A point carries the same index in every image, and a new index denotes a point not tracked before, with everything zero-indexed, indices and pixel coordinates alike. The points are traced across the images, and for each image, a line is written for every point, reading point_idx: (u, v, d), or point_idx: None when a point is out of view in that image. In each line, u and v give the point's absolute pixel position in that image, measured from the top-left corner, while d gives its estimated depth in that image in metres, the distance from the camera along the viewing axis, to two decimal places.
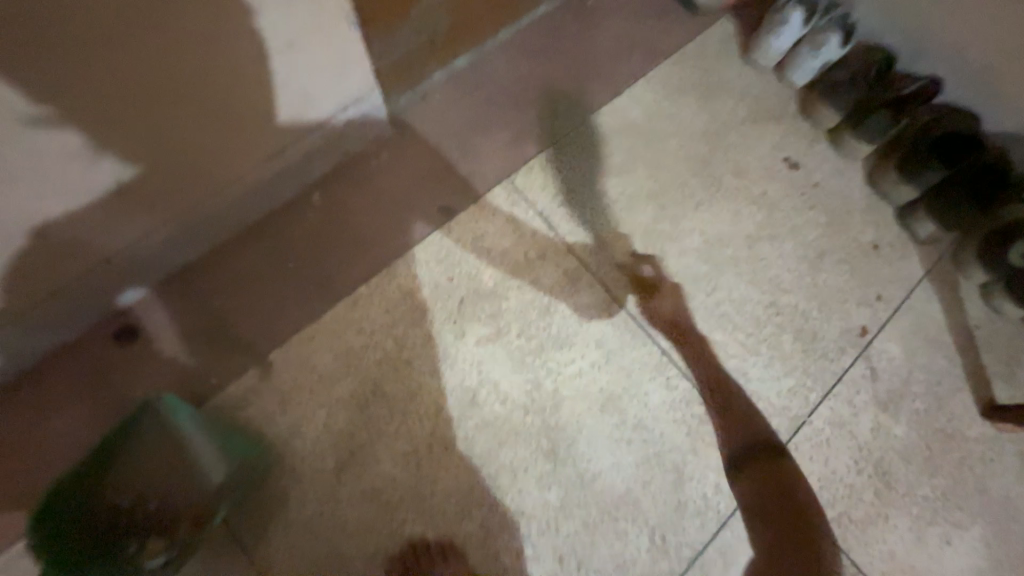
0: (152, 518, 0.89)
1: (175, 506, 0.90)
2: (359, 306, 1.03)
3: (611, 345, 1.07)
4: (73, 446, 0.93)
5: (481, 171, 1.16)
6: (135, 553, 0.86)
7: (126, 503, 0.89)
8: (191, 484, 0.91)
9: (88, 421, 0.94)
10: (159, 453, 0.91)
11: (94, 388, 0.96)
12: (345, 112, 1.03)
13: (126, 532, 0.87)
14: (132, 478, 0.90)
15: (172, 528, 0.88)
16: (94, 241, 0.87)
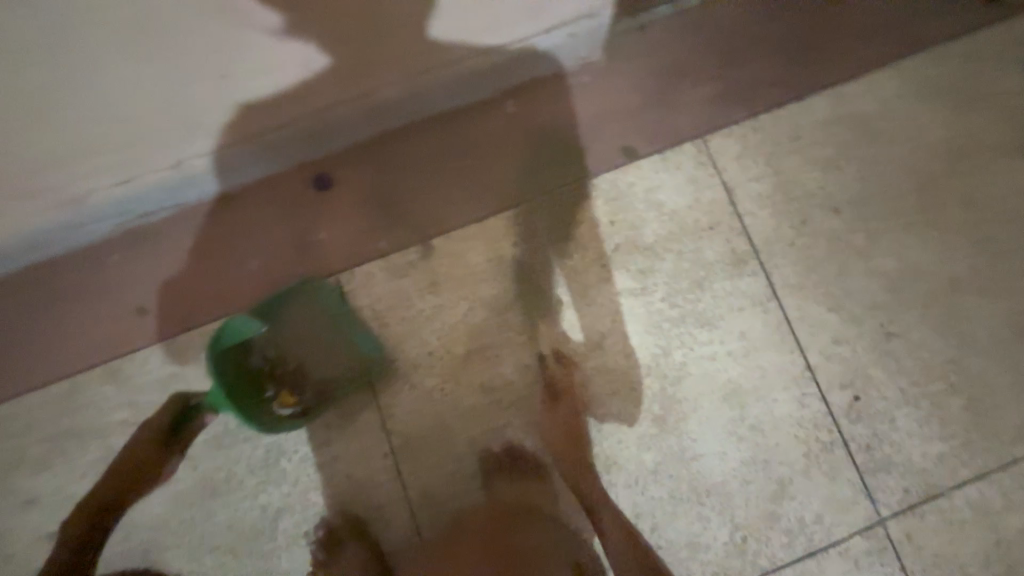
0: (288, 375, 0.98)
1: (309, 373, 0.99)
2: (522, 221, 1.05)
3: (755, 341, 1.01)
4: (258, 266, 1.04)
5: (677, 122, 1.09)
6: (271, 399, 0.95)
7: (272, 355, 0.98)
8: (327, 359, 1.00)
9: (272, 248, 1.04)
10: (310, 323, 1.00)
11: (283, 222, 1.06)
12: (566, 26, 0.99)
13: (266, 378, 0.96)
14: (284, 337, 0.99)
15: (303, 389, 0.98)
16: (330, 91, 0.91)
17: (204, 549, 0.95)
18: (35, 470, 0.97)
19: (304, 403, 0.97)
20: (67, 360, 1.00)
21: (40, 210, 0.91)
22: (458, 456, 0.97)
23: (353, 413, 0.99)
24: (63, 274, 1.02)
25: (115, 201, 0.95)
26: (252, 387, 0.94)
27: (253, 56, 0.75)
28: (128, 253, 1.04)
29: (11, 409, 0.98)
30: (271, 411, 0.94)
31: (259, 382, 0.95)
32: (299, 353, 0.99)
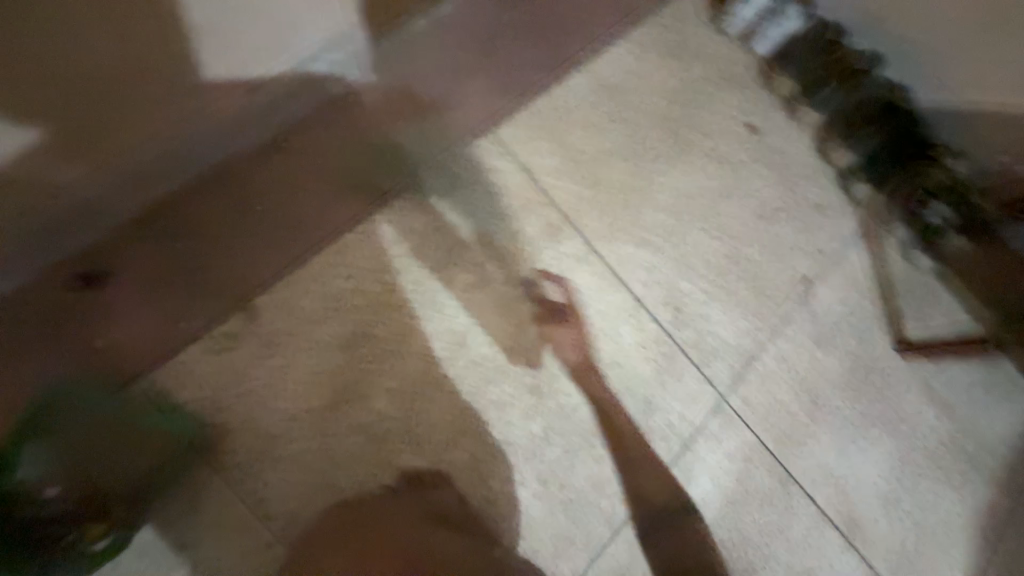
0: (86, 505, 0.85)
1: (108, 489, 0.87)
2: (345, 251, 1.03)
3: (589, 291, 1.14)
4: (46, 392, 0.89)
5: (465, 121, 1.17)
6: (76, 540, 0.83)
7: (57, 493, 0.85)
8: (119, 465, 0.88)
9: (66, 367, 0.91)
10: (84, 436, 0.88)
11: (65, 337, 0.92)
12: (329, 51, 1.00)
13: (63, 521, 0.84)
14: (53, 470, 0.86)
15: (109, 510, 0.85)
16: (57, 176, 0.79)
17: None
18: None
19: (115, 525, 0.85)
20: None
21: None
22: (355, 504, 0.93)
23: (224, 509, 0.90)
24: None
25: None
26: (41, 542, 0.82)
27: None
28: None
29: None
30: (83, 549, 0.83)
31: (52, 532, 0.83)
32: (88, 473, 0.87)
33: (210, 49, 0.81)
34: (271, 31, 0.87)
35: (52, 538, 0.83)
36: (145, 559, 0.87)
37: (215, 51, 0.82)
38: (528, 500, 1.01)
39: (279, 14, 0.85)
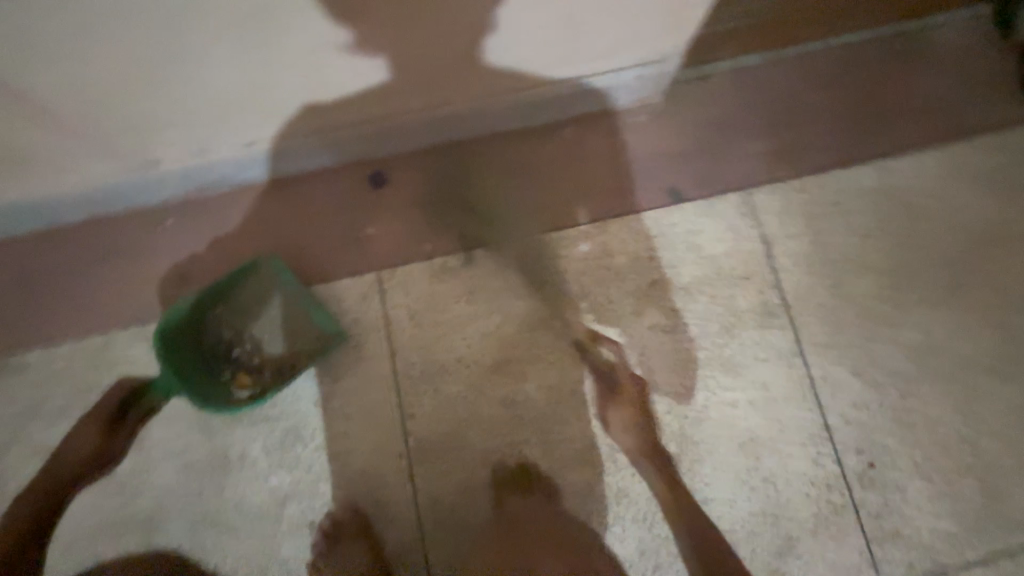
0: (245, 357, 0.99)
1: (266, 353, 0.99)
2: (564, 244, 1.07)
3: (777, 395, 1.02)
4: (298, 249, 1.05)
5: (724, 172, 1.12)
6: (228, 380, 0.97)
7: (230, 337, 0.99)
8: (282, 339, 0.99)
9: (316, 238, 1.06)
10: (267, 302, 1.00)
11: (325, 216, 1.07)
12: (639, 67, 1.03)
13: (224, 362, 0.98)
14: (235, 317, 0.99)
15: (261, 369, 0.98)
16: (406, 95, 0.95)
17: (206, 524, 0.94)
18: (50, 421, 0.96)
19: (259, 386, 0.97)
20: (105, 316, 1.01)
21: (116, 168, 0.94)
22: (471, 465, 0.97)
23: (373, 408, 0.99)
24: (117, 231, 1.05)
25: (185, 169, 0.98)
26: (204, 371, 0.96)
27: (339, 55, 0.80)
28: (178, 222, 1.05)
29: (42, 354, 0.99)
30: (229, 391, 0.95)
31: (214, 366, 0.97)
32: (257, 333, 0.99)
33: (528, 49, 0.90)
34: (615, 38, 0.93)
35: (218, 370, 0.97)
36: (300, 416, 0.98)
37: (534, 49, 0.90)
38: (619, 563, 0.94)
39: (633, 25, 0.90)
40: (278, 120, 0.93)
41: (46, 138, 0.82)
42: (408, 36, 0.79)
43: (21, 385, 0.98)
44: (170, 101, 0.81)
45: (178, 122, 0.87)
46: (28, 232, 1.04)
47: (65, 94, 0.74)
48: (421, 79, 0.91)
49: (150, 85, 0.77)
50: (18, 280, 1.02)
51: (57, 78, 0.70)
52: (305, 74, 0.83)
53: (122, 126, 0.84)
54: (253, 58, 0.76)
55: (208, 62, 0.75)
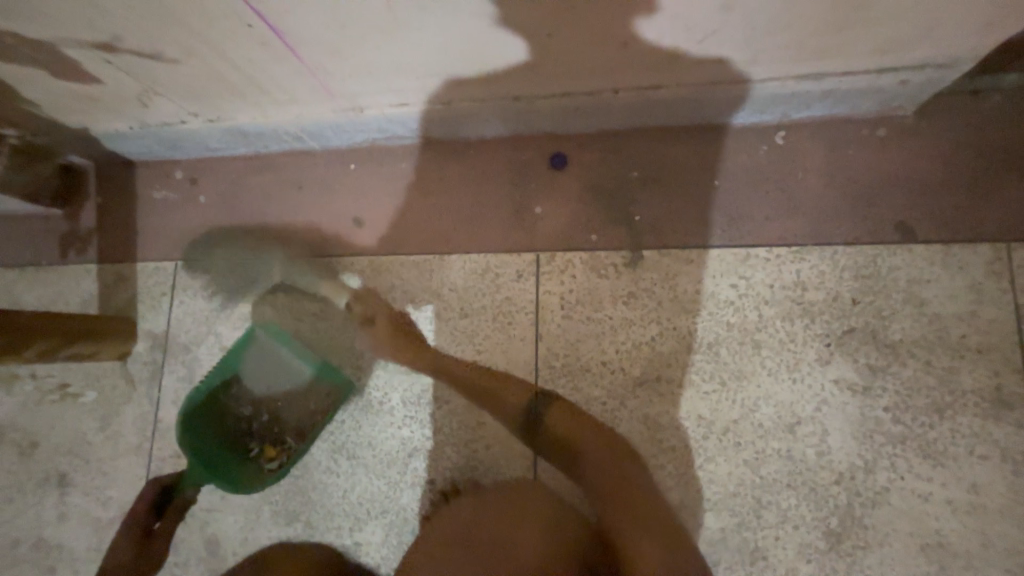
0: (265, 429, 1.02)
1: (286, 421, 1.03)
2: (749, 264, 0.94)
3: (988, 502, 0.82)
4: (467, 216, 1.04)
5: (981, 215, 0.89)
6: (255, 457, 1.00)
7: (249, 413, 1.03)
8: (299, 407, 1.03)
9: (484, 208, 1.04)
10: (278, 377, 1.04)
11: (497, 187, 1.04)
12: (910, 72, 0.83)
13: (248, 436, 1.02)
14: (252, 393, 1.03)
15: (284, 438, 1.02)
16: (621, 74, 0.86)
17: (342, 454, 1.01)
18: (235, 327, 1.09)
19: (286, 455, 1.00)
20: (288, 244, 1.10)
21: (327, 109, 0.98)
22: None
23: None
24: (310, 168, 1.12)
25: (383, 118, 1.00)
26: (232, 453, 0.99)
27: (569, 22, 0.73)
28: (362, 167, 1.10)
29: (236, 266, 1.11)
30: (259, 467, 0.99)
31: (238, 444, 1.01)
32: (274, 405, 1.03)
33: (773, 39, 0.76)
34: (906, 31, 0.74)
35: (244, 447, 1.01)
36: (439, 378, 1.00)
37: (779, 40, 0.77)
38: None
39: (942, 14, 0.71)
40: (480, 86, 0.90)
41: (284, 74, 0.87)
42: (662, 4, 0.69)
43: (218, 289, 1.11)
44: (398, 53, 0.81)
45: (396, 73, 0.87)
46: (241, 157, 1.15)
47: (317, 33, 0.76)
48: (646, 58, 0.82)
49: (388, 33, 0.76)
50: (227, 196, 1.15)
51: (318, 17, 0.72)
52: (534, 39, 0.77)
53: (349, 71, 0.86)
54: (491, 17, 0.72)
55: (450, 16, 0.72)
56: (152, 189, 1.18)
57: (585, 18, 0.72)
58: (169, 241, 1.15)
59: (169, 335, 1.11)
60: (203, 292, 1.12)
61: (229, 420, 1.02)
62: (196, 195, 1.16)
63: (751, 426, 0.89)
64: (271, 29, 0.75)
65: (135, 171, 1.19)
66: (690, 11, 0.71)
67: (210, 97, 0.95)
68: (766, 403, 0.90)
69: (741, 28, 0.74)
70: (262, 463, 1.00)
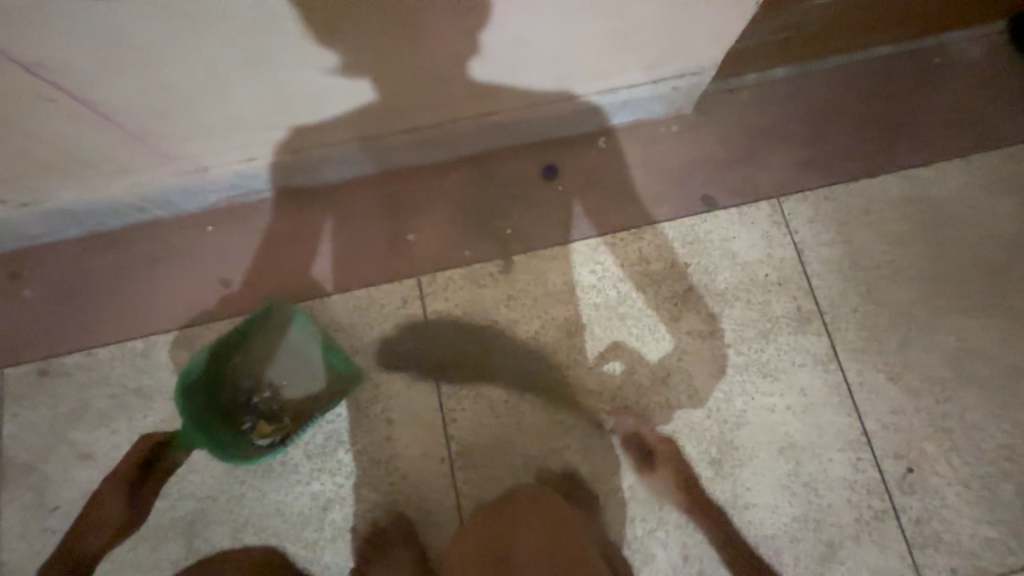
0: (264, 404, 0.96)
1: (286, 399, 0.97)
2: (602, 251, 1.08)
3: (815, 399, 1.03)
4: (340, 256, 1.06)
5: (756, 180, 1.14)
6: (249, 431, 0.94)
7: (249, 385, 0.97)
8: (304, 387, 0.97)
9: (357, 245, 1.07)
10: (288, 349, 0.98)
11: (365, 223, 1.08)
12: (677, 79, 1.05)
13: (243, 410, 0.95)
14: (255, 366, 0.97)
15: (282, 415, 0.96)
16: (457, 105, 0.97)
17: (249, 531, 0.93)
18: (93, 426, 0.96)
19: (281, 434, 0.94)
20: (146, 321, 1.02)
21: (170, 174, 0.95)
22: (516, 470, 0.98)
23: (416, 415, 0.99)
24: (160, 237, 1.05)
25: (234, 175, 0.99)
26: (226, 423, 0.93)
27: (391, 67, 0.82)
28: (221, 227, 1.06)
29: (84, 359, 0.99)
30: (248, 442, 0.92)
31: (233, 415, 0.95)
32: (277, 381, 0.97)
33: (565, 66, 0.93)
34: (661, 49, 0.95)
35: (240, 419, 0.95)
36: (341, 421, 0.98)
37: (571, 66, 0.93)
38: (664, 568, 0.95)
39: (682, 36, 0.92)
40: (326, 131, 0.95)
41: (105, 144, 0.83)
42: (466, 45, 0.81)
43: (65, 389, 0.98)
44: (234, 108, 0.83)
45: (237, 129, 0.88)
46: (72, 238, 1.04)
47: (139, 98, 0.75)
48: (470, 89, 0.94)
49: (219, 90, 0.78)
50: (61, 285, 1.03)
51: (132, 84, 0.72)
52: (368, 81, 0.84)
53: (184, 133, 0.85)
54: (316, 68, 0.78)
55: (273, 70, 0.76)
56: None
57: (408, 61, 0.82)
58: None
59: (4, 457, 0.94)
60: (45, 398, 0.97)
61: (228, 389, 0.95)
62: (18, 290, 1.02)
63: (634, 388, 1.02)
64: (77, 100, 0.72)
65: None
66: (491, 50, 0.84)
67: (20, 180, 0.87)
68: (640, 366, 1.03)
69: (537, 59, 0.89)
70: (253, 439, 0.93)
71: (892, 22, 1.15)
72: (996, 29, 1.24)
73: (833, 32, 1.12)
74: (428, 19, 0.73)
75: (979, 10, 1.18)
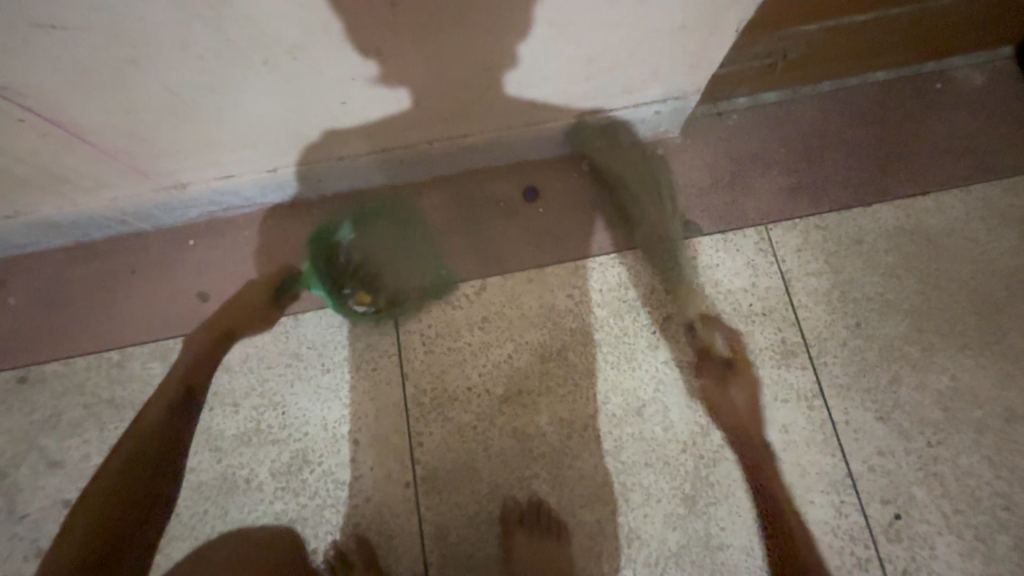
0: (365, 277, 1.06)
1: (384, 280, 1.06)
2: (580, 274, 1.06)
3: (797, 437, 0.99)
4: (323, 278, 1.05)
5: (743, 206, 1.11)
6: (348, 296, 1.05)
7: (358, 259, 1.07)
8: (403, 273, 1.06)
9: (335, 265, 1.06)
10: (397, 237, 1.08)
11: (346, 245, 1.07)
12: (659, 103, 1.03)
13: (346, 277, 1.06)
14: (366, 243, 1.07)
15: (378, 293, 1.05)
16: (431, 127, 0.97)
17: (210, 548, 0.93)
18: (65, 436, 0.97)
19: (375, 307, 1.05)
20: (123, 332, 1.03)
21: (148, 190, 0.97)
22: (482, 498, 0.95)
23: (382, 436, 0.98)
24: (143, 249, 1.07)
25: (213, 191, 1.00)
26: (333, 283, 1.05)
27: (360, 89, 0.82)
28: (202, 241, 1.08)
29: (61, 368, 1.01)
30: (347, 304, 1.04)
31: (338, 278, 1.06)
32: (378, 264, 1.06)
33: (540, 89, 0.92)
34: (639, 74, 0.94)
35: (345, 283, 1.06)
36: (309, 440, 0.97)
37: (546, 89, 0.92)
38: None
39: (656, 62, 0.91)
40: (302, 149, 0.95)
41: (80, 161, 0.85)
42: (436, 68, 0.81)
43: (41, 397, 0.99)
44: (202, 129, 0.84)
45: (209, 149, 0.89)
46: (59, 249, 1.07)
47: (106, 120, 0.77)
48: (445, 112, 0.93)
49: (190, 111, 0.79)
50: (45, 294, 1.05)
51: (101, 105, 0.73)
52: (340, 103, 0.85)
53: (158, 151, 0.87)
54: (285, 89, 0.79)
55: (241, 92, 0.77)
56: None
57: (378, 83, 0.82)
58: None
59: None
60: (21, 405, 0.99)
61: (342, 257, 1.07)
62: (4, 298, 1.05)
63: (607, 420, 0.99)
64: (49, 121, 0.74)
65: None
66: (462, 73, 0.84)
67: (1, 195, 0.89)
68: (614, 397, 1.00)
69: (510, 83, 0.89)
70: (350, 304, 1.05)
71: (888, 48, 1.12)
72: (999, 56, 1.20)
73: (824, 58, 1.09)
74: (393, 43, 0.73)
75: (981, 36, 1.14)
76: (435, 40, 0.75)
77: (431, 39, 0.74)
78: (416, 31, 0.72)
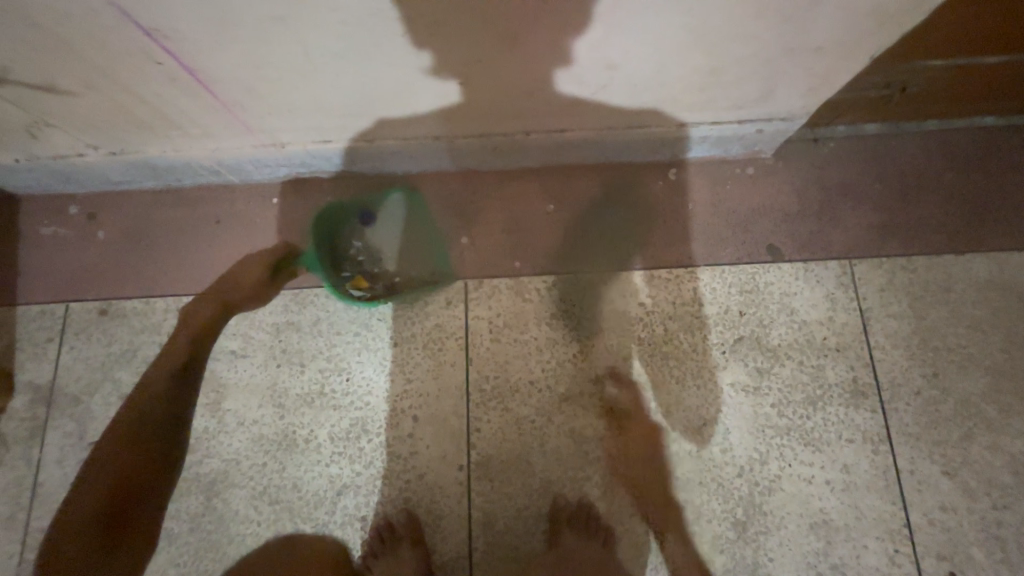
0: (366, 262, 1.06)
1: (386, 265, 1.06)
2: (654, 283, 1.05)
3: (857, 480, 0.96)
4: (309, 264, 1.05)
5: (829, 237, 1.08)
6: (347, 279, 1.05)
7: (359, 245, 1.07)
8: (407, 261, 1.06)
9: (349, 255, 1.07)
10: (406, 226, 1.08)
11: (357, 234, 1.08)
12: (761, 123, 1.01)
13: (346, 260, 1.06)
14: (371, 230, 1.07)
15: (376, 279, 1.05)
16: (533, 118, 0.96)
17: (264, 499, 0.95)
18: (139, 372, 1.00)
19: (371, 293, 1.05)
20: (201, 280, 1.05)
21: (247, 144, 0.98)
22: (532, 492, 0.96)
23: (441, 417, 0.99)
24: (228, 201, 1.09)
25: (306, 154, 1.01)
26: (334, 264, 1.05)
27: (480, 72, 0.82)
28: (285, 201, 1.09)
29: (140, 306, 1.04)
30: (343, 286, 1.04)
31: (338, 259, 1.06)
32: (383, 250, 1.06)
33: (650, 95, 0.91)
34: (753, 91, 0.92)
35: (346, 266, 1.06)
36: (369, 410, 0.99)
37: (656, 95, 0.91)
38: None
39: (774, 81, 0.89)
40: (401, 124, 0.96)
41: (196, 110, 0.87)
42: (560, 61, 0.80)
43: (120, 331, 1.02)
44: (317, 93, 0.85)
45: (316, 113, 0.90)
46: (149, 191, 1.10)
47: (233, 72, 0.78)
48: (551, 105, 0.92)
49: (312, 74, 0.80)
50: (131, 233, 1.08)
51: (234, 57, 0.74)
52: (454, 84, 0.85)
53: (269, 109, 0.88)
54: (408, 65, 0.79)
55: (366, 61, 0.78)
56: (42, 225, 1.09)
57: (498, 70, 0.81)
58: (59, 282, 1.05)
59: (56, 386, 1.00)
60: (100, 336, 1.02)
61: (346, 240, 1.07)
62: (94, 231, 1.08)
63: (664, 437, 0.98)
64: (182, 67, 0.76)
65: (22, 208, 1.09)
66: (583, 66, 0.82)
67: (115, 132, 0.92)
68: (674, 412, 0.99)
69: (624, 84, 0.87)
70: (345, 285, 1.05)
71: (1008, 93, 1.07)
72: None
73: (940, 96, 1.05)
74: (527, 31, 0.73)
75: None
76: (568, 34, 0.74)
77: (566, 30, 0.73)
78: (553, 22, 0.72)
